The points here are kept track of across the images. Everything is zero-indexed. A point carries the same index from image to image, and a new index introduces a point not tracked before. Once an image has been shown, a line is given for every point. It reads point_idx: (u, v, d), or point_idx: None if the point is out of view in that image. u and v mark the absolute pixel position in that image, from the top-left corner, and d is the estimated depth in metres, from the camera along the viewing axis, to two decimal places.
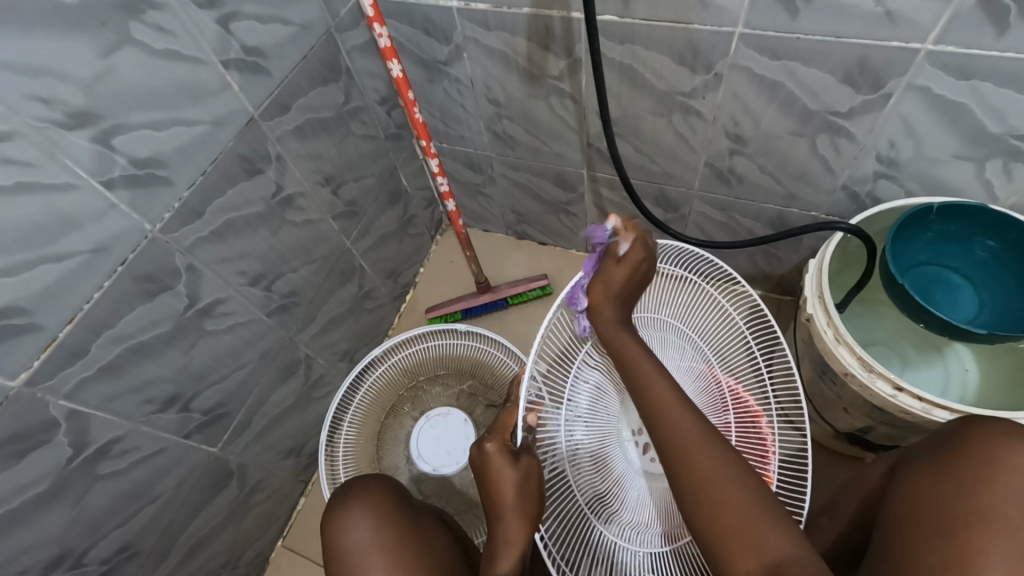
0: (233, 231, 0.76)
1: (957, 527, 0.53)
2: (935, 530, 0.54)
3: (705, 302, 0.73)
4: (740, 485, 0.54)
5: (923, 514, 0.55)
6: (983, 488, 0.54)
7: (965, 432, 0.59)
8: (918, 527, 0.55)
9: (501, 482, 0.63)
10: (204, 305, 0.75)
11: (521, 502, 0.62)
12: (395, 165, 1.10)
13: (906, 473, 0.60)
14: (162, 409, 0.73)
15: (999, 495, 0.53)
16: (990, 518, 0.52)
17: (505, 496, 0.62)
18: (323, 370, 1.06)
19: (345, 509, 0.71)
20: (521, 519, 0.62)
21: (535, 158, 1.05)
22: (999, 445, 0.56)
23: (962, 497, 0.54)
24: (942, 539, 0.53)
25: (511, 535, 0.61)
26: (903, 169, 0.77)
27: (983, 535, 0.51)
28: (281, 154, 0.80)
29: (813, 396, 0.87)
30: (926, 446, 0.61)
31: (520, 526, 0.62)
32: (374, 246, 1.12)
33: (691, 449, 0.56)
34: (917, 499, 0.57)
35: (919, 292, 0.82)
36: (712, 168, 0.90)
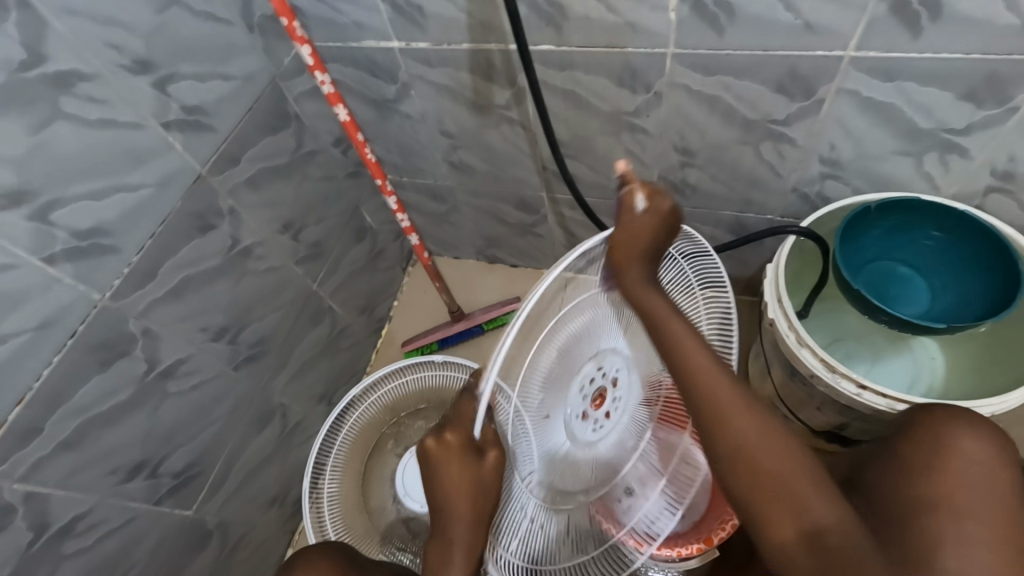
0: (190, 289, 0.75)
1: (915, 516, 0.53)
2: (895, 521, 0.54)
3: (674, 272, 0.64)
4: (782, 450, 0.51)
5: (885, 506, 0.55)
6: (938, 472, 0.55)
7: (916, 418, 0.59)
8: (881, 520, 0.55)
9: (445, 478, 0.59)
10: (166, 367, 0.74)
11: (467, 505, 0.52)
12: (357, 203, 1.10)
13: (866, 466, 0.60)
14: (129, 477, 0.72)
15: (954, 481, 0.54)
16: (947, 506, 0.53)
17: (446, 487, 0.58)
18: (301, 415, 1.04)
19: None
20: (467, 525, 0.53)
21: (494, 184, 1.06)
22: (949, 427, 0.57)
23: (922, 487, 0.55)
24: (902, 529, 0.53)
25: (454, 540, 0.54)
26: (847, 169, 0.79)
27: (943, 523, 0.52)
28: (234, 206, 0.80)
29: (786, 396, 0.88)
30: (886, 438, 0.61)
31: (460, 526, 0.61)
32: (343, 284, 1.11)
33: (714, 392, 0.53)
34: (879, 495, 0.56)
35: (875, 289, 0.84)
36: (666, 181, 0.91)
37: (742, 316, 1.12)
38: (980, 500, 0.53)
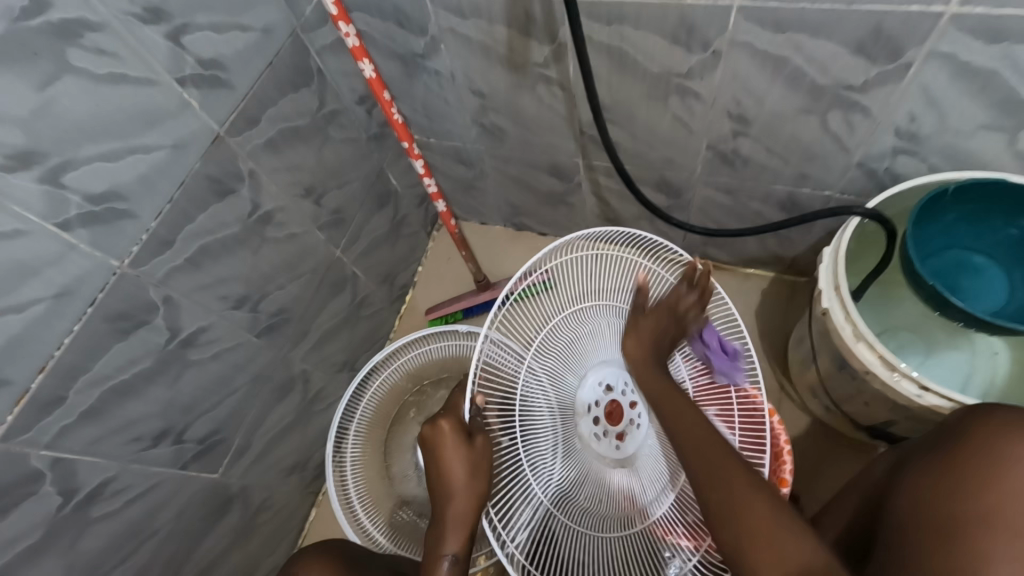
0: (210, 256, 0.73)
1: (954, 527, 0.49)
2: (931, 532, 0.50)
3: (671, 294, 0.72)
4: (761, 503, 0.53)
5: (919, 517, 0.52)
6: (990, 478, 0.50)
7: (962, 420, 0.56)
8: (918, 530, 0.51)
9: (451, 466, 0.63)
10: (187, 336, 0.72)
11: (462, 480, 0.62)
12: (381, 166, 1.05)
13: (905, 470, 0.57)
14: (154, 443, 0.72)
15: (995, 488, 0.49)
16: (995, 515, 0.47)
17: (454, 481, 0.62)
18: (323, 382, 1.04)
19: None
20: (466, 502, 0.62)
21: (525, 149, 0.99)
22: (991, 428, 0.53)
23: (964, 495, 0.50)
24: (940, 540, 0.48)
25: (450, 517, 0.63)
26: (924, 144, 0.71)
27: (985, 534, 0.47)
28: (255, 170, 0.76)
29: (831, 387, 0.83)
30: (928, 443, 0.58)
31: (462, 511, 0.62)
32: (366, 251, 1.08)
33: (703, 454, 0.57)
34: (916, 505, 0.53)
35: (942, 278, 0.76)
36: (714, 152, 0.84)
37: (783, 297, 1.06)
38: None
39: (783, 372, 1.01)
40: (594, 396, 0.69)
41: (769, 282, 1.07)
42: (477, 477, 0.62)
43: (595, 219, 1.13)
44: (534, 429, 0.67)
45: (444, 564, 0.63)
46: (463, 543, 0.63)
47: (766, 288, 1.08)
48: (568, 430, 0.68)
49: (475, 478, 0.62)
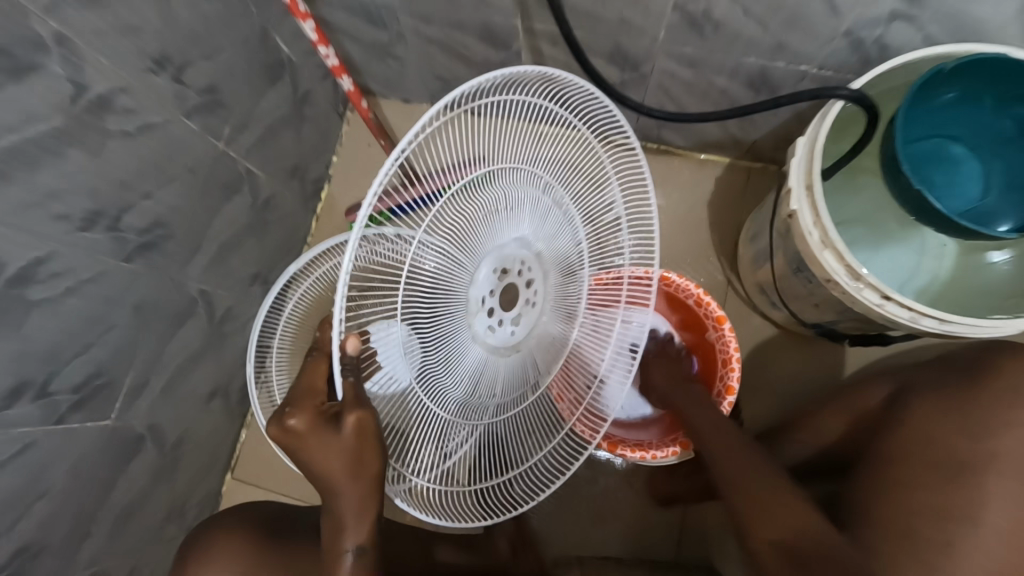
0: (23, 163, 0.53)
1: (966, 468, 0.55)
2: (936, 468, 0.56)
3: (578, 151, 0.61)
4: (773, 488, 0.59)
5: (929, 452, 0.57)
6: (999, 427, 0.55)
7: (984, 367, 0.60)
8: (915, 465, 0.58)
9: (327, 460, 0.46)
10: (19, 271, 0.56)
11: (354, 472, 0.48)
12: (263, 27, 0.81)
13: (911, 399, 0.63)
14: (11, 403, 0.59)
15: (1005, 435, 0.55)
16: (998, 461, 0.54)
17: (336, 475, 0.47)
18: (230, 301, 0.90)
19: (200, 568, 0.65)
20: (364, 486, 0.49)
21: (451, 6, 0.79)
22: (1013, 380, 0.57)
23: (977, 438, 0.56)
24: (946, 479, 0.55)
25: (347, 509, 0.49)
26: (927, 8, 0.59)
27: (989, 473, 0.54)
28: (63, 34, 0.54)
29: (782, 288, 0.79)
30: (935, 382, 0.62)
31: (365, 498, 0.49)
32: (262, 142, 0.88)
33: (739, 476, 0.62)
34: (918, 440, 0.59)
35: (916, 169, 0.69)
36: (682, 14, 0.68)
37: (738, 186, 0.99)
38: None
39: (731, 266, 0.98)
40: (489, 284, 0.58)
41: (723, 170, 0.99)
42: (366, 465, 0.48)
43: None
44: (421, 329, 0.55)
45: (348, 556, 0.52)
46: (370, 532, 0.51)
47: (721, 177, 1.00)
48: (457, 325, 0.57)
49: (365, 462, 0.48)
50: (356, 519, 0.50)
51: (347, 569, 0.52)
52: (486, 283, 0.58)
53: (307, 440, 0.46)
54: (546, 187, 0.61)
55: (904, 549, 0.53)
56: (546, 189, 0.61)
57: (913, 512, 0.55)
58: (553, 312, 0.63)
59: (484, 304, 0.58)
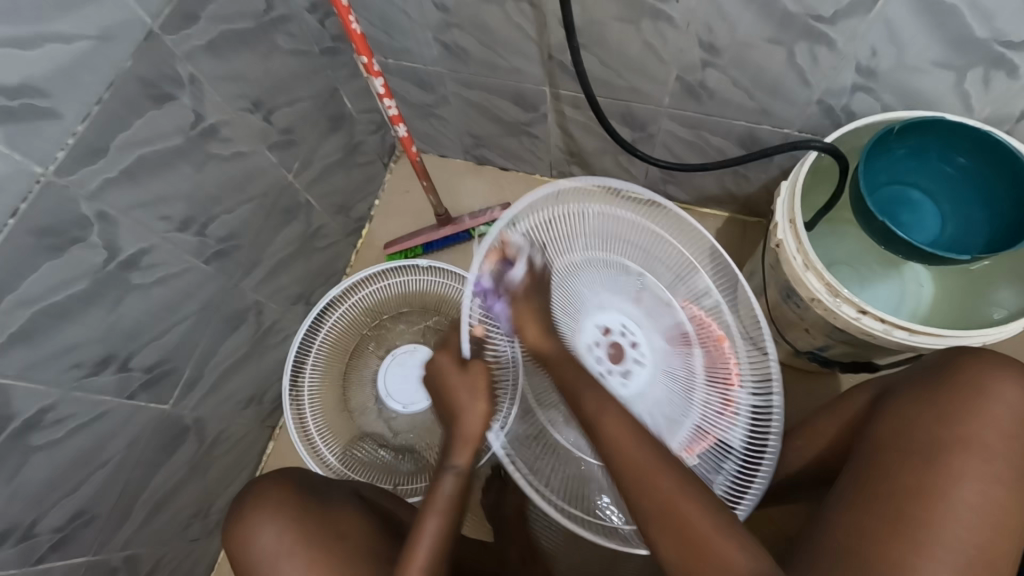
0: (149, 170, 0.66)
1: (940, 451, 0.58)
2: (912, 451, 0.59)
3: (664, 244, 0.72)
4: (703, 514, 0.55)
5: (905, 438, 0.60)
6: (971, 413, 0.59)
7: (955, 358, 0.63)
8: (886, 449, 0.60)
9: (458, 390, 0.63)
10: (127, 257, 0.67)
11: (473, 403, 0.63)
12: (334, 85, 0.98)
13: (893, 395, 0.64)
14: (97, 371, 0.68)
15: (976, 421, 0.58)
16: (964, 442, 0.57)
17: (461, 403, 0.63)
18: (278, 314, 1.00)
19: (247, 520, 0.68)
20: (478, 418, 0.63)
21: (491, 74, 0.95)
22: (984, 369, 0.60)
23: (950, 424, 0.59)
24: (921, 461, 0.58)
25: (465, 434, 0.63)
26: (880, 81, 0.73)
27: (959, 457, 0.57)
28: (195, 76, 0.69)
29: (777, 317, 0.88)
30: (912, 376, 0.64)
31: (477, 432, 0.63)
32: (319, 178, 1.02)
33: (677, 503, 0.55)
34: (898, 424, 0.61)
35: (887, 213, 0.81)
36: (682, 83, 0.83)
37: (735, 235, 1.11)
38: (998, 439, 0.57)
39: None
40: (593, 338, 0.69)
41: (722, 221, 1.12)
42: (479, 400, 0.63)
43: (559, 153, 1.11)
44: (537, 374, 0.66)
45: (449, 476, 0.64)
46: (472, 457, 0.64)
47: (721, 227, 1.12)
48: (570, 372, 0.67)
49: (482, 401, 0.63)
50: (466, 445, 0.64)
51: (445, 484, 0.64)
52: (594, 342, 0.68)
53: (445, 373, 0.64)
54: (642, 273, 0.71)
55: (884, 535, 0.56)
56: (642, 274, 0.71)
57: (892, 494, 0.57)
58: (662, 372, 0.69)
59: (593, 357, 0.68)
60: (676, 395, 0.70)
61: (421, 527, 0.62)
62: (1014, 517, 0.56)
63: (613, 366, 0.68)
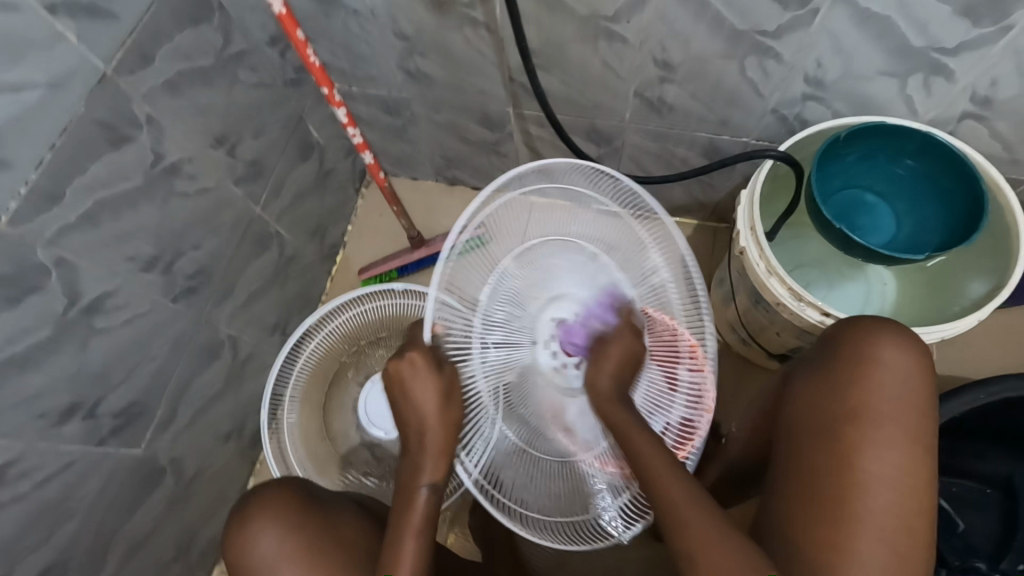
0: (109, 213, 0.66)
1: (843, 429, 0.59)
2: (822, 436, 0.60)
3: (614, 228, 0.69)
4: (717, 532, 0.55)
5: (812, 421, 0.61)
6: (862, 384, 0.60)
7: (842, 332, 0.64)
8: (802, 432, 0.62)
9: (426, 399, 0.65)
10: (90, 301, 0.66)
11: (442, 411, 0.65)
12: (300, 115, 0.98)
13: (794, 380, 0.65)
14: (63, 419, 0.66)
15: (866, 392, 0.60)
16: (862, 415, 0.59)
17: (431, 412, 0.65)
18: (253, 346, 0.99)
19: (246, 526, 0.67)
20: (445, 425, 0.65)
21: (455, 98, 0.96)
22: (873, 341, 0.62)
23: (846, 399, 0.60)
24: (830, 445, 0.59)
25: (432, 444, 0.65)
26: (830, 90, 0.76)
27: (862, 431, 0.58)
28: (154, 116, 0.69)
29: (748, 321, 0.91)
30: (812, 353, 0.66)
31: (440, 435, 0.66)
32: (290, 207, 1.02)
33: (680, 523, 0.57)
34: (802, 407, 0.63)
35: (843, 216, 0.85)
36: (641, 98, 0.85)
37: (706, 242, 1.13)
38: (890, 406, 0.59)
39: None
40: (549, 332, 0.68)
41: (693, 228, 1.14)
42: (450, 407, 0.65)
43: None
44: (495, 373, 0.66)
45: (424, 492, 0.65)
46: (444, 468, 0.66)
47: (691, 234, 1.14)
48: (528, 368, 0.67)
49: (451, 405, 0.65)
50: (434, 454, 0.65)
51: (420, 503, 0.65)
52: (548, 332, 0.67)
53: (417, 368, 0.65)
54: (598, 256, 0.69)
55: (812, 528, 0.57)
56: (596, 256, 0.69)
57: (808, 483, 0.59)
58: (610, 365, 0.69)
59: (549, 347, 0.67)
60: (625, 386, 0.69)
61: (399, 543, 0.62)
62: (923, 474, 0.57)
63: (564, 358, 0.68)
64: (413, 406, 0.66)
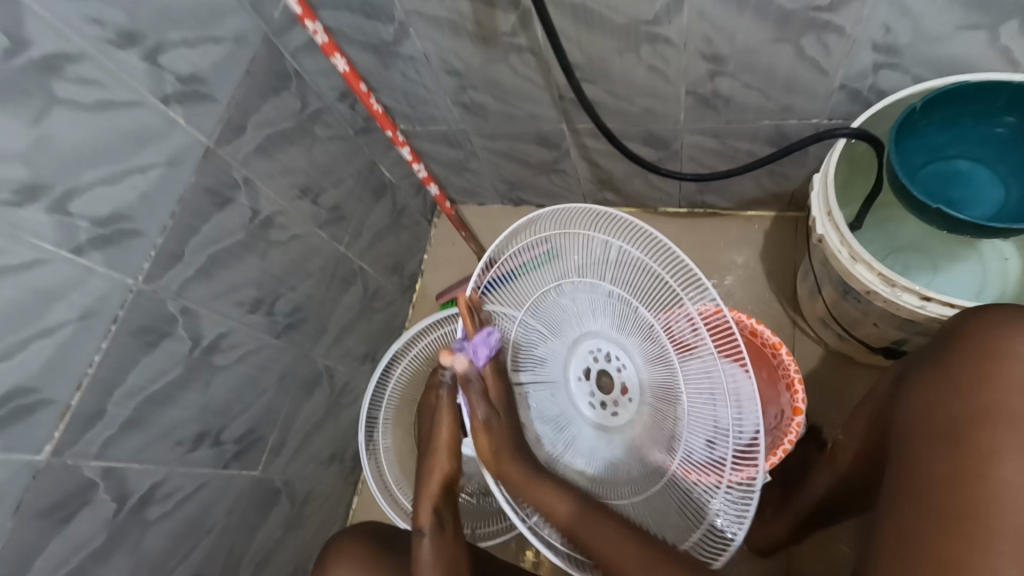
0: (219, 266, 0.76)
1: (964, 429, 0.52)
2: (939, 439, 0.53)
3: (629, 262, 0.65)
4: None
5: (929, 423, 0.54)
6: (990, 373, 0.53)
7: (962, 325, 0.57)
8: (921, 436, 0.54)
9: None
10: (209, 343, 0.76)
11: None
12: (372, 160, 1.07)
13: (908, 382, 0.59)
14: (194, 447, 0.77)
15: (996, 385, 0.52)
16: (994, 412, 0.51)
17: None
18: (347, 374, 1.08)
19: (327, 571, 0.73)
20: None
21: (510, 123, 1.00)
22: (992, 336, 0.54)
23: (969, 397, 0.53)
24: (949, 449, 0.52)
25: None
26: (905, 56, 0.69)
27: (994, 430, 0.50)
28: (249, 178, 0.79)
29: (839, 315, 0.84)
30: (929, 348, 0.59)
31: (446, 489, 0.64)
32: (370, 245, 1.11)
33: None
34: (923, 407, 0.55)
35: (934, 190, 0.78)
36: (695, 97, 0.83)
37: (785, 235, 1.07)
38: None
39: (794, 309, 1.03)
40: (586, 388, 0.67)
41: (770, 222, 1.08)
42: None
43: (589, 183, 1.13)
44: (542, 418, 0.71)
45: None
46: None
47: (769, 228, 1.08)
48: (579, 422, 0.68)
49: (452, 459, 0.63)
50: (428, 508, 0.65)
51: None
52: (581, 387, 0.67)
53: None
54: (620, 295, 0.66)
55: (932, 542, 0.49)
56: (626, 300, 0.65)
57: (928, 491, 0.51)
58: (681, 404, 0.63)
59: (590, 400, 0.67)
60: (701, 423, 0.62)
61: None
62: None
63: (605, 396, 0.67)
64: None
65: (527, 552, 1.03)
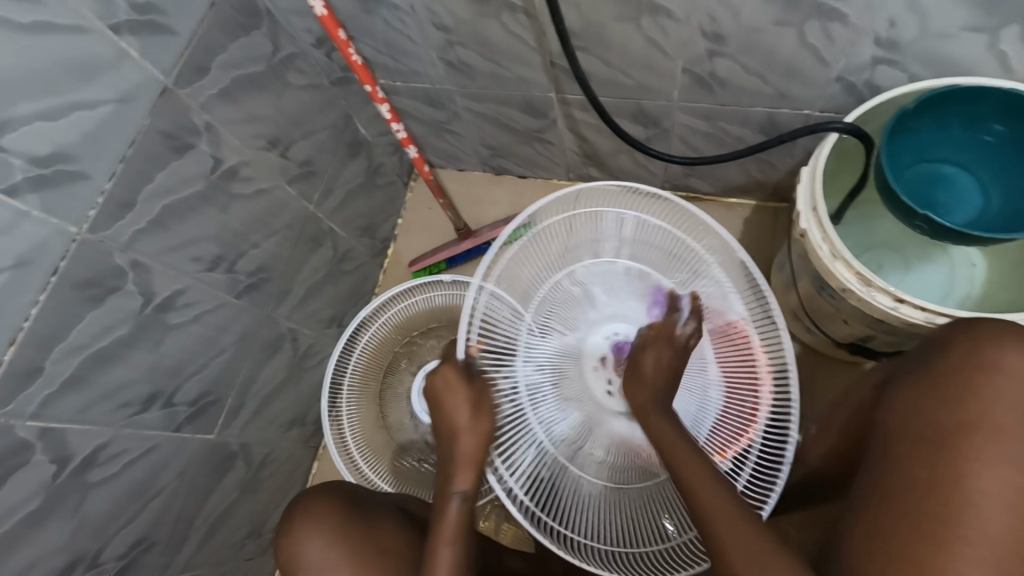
0: (176, 217, 0.71)
1: (945, 437, 0.53)
2: (920, 444, 0.55)
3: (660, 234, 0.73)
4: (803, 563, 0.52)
5: (912, 427, 0.56)
6: (978, 387, 0.54)
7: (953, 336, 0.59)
8: (901, 441, 0.56)
9: (456, 409, 0.68)
10: (163, 300, 0.71)
11: (473, 424, 0.67)
12: (348, 114, 1.01)
13: (892, 386, 0.61)
14: (144, 408, 0.73)
15: (982, 399, 0.54)
16: (978, 424, 0.53)
17: (459, 422, 0.67)
18: (312, 338, 1.04)
19: (295, 529, 0.71)
20: (473, 433, 0.66)
21: (497, 87, 0.95)
22: (982, 349, 0.56)
23: (956, 405, 0.54)
24: (932, 453, 0.53)
25: (465, 454, 0.66)
26: (905, 52, 0.68)
27: (974, 441, 0.52)
28: (212, 123, 0.73)
29: (811, 309, 0.85)
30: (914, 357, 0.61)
31: (475, 447, 0.66)
32: (342, 205, 1.05)
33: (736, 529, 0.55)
34: (904, 413, 0.57)
35: (916, 191, 0.79)
36: (691, 75, 0.81)
37: (764, 224, 1.07)
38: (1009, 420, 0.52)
39: None
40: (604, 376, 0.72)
41: (751, 210, 1.08)
42: (482, 414, 0.67)
43: (575, 156, 1.10)
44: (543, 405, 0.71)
45: (455, 501, 0.66)
46: (475, 479, 0.66)
47: (750, 217, 1.08)
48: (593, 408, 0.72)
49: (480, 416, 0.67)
50: (464, 468, 0.66)
51: (451, 514, 0.65)
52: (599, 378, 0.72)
53: (451, 382, 0.69)
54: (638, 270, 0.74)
55: (909, 541, 0.51)
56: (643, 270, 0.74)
57: (901, 493, 0.53)
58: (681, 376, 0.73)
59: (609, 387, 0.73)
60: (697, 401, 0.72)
61: (435, 557, 0.63)
62: None
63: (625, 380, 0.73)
64: (448, 421, 0.68)
65: (488, 522, 1.03)
